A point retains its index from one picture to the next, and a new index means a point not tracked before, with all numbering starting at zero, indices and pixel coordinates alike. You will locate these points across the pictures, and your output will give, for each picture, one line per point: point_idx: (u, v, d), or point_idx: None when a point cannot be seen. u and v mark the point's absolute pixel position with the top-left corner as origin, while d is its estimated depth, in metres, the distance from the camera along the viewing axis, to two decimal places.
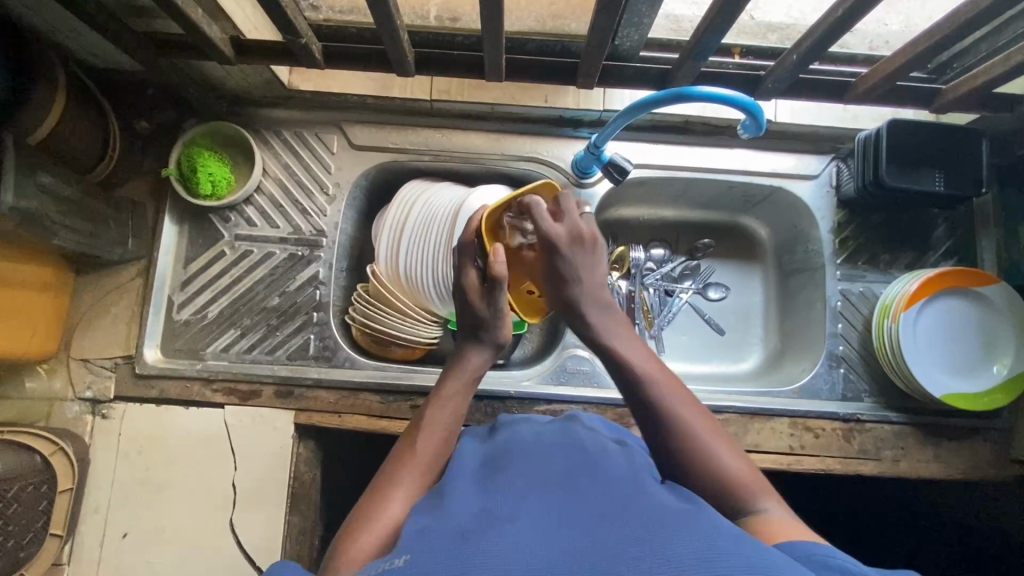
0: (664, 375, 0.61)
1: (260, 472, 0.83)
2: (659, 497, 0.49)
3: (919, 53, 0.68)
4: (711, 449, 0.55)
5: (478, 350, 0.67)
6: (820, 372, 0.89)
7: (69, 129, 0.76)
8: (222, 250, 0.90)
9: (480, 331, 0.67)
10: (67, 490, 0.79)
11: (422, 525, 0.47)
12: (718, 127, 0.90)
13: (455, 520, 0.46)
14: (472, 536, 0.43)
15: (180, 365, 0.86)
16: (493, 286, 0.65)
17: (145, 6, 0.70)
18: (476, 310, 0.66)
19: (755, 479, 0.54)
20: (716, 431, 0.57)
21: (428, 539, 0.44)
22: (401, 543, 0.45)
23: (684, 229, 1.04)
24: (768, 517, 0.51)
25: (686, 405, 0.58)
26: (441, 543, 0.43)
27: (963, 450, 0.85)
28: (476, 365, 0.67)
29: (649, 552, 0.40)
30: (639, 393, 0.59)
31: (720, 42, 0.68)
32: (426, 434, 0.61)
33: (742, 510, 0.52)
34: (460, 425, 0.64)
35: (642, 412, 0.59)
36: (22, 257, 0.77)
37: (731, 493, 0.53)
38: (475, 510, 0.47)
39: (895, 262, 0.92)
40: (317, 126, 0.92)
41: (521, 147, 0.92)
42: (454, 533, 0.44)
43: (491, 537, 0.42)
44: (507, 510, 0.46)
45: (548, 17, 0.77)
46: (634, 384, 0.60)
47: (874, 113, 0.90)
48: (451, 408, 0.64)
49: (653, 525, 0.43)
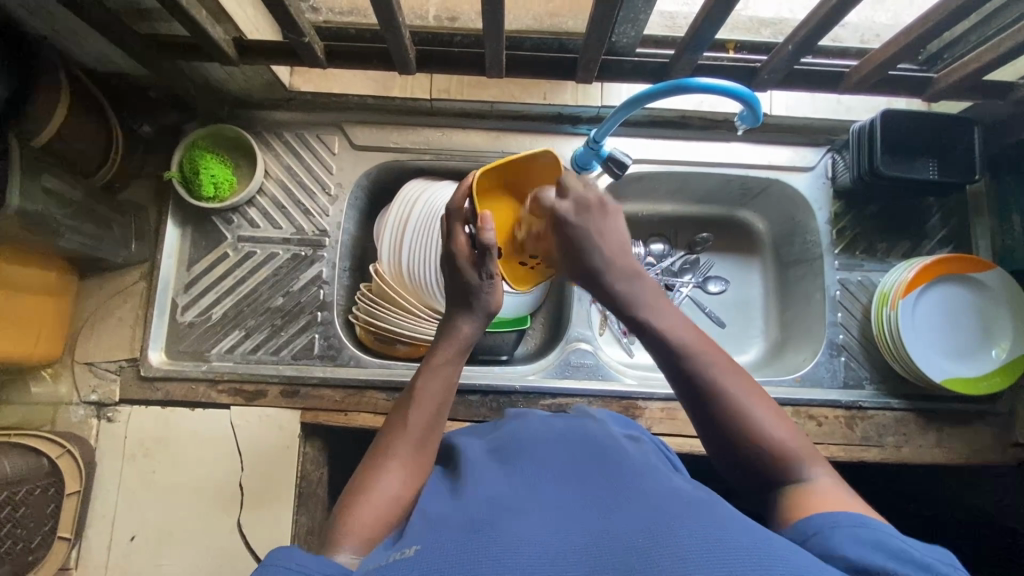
0: (704, 344, 0.60)
1: (267, 473, 0.83)
2: (666, 489, 0.49)
3: (910, 42, 0.69)
4: (756, 418, 0.54)
5: (468, 320, 0.66)
6: (821, 361, 0.89)
7: (72, 132, 0.76)
8: (226, 251, 0.91)
9: (473, 301, 0.66)
10: (75, 492, 0.80)
11: (429, 516, 0.48)
12: (715, 121, 0.91)
13: (463, 512, 0.47)
14: (480, 529, 0.43)
15: (184, 367, 0.86)
16: (484, 253, 0.65)
17: (148, 8, 0.71)
18: (467, 277, 0.66)
19: (803, 447, 0.53)
20: (759, 398, 0.56)
21: (434, 533, 0.44)
22: (409, 534, 0.46)
23: (683, 223, 1.05)
24: (819, 487, 0.50)
25: (727, 373, 0.57)
26: (449, 535, 0.43)
27: (964, 435, 0.86)
28: (464, 334, 0.66)
29: (651, 540, 0.40)
30: (682, 369, 0.58)
31: (714, 34, 0.69)
32: (418, 403, 0.60)
33: (793, 480, 0.51)
34: (452, 393, 0.63)
35: (682, 385, 0.58)
36: (27, 261, 0.77)
37: (774, 462, 0.52)
38: (483, 502, 0.48)
39: (892, 251, 0.93)
40: (318, 127, 0.92)
41: (521, 144, 0.93)
42: (463, 526, 0.44)
43: (498, 530, 0.43)
44: (514, 503, 0.47)
45: (545, 15, 0.79)
46: (674, 356, 0.59)
47: (866, 105, 0.92)
48: (442, 378, 0.63)
49: (660, 516, 0.43)
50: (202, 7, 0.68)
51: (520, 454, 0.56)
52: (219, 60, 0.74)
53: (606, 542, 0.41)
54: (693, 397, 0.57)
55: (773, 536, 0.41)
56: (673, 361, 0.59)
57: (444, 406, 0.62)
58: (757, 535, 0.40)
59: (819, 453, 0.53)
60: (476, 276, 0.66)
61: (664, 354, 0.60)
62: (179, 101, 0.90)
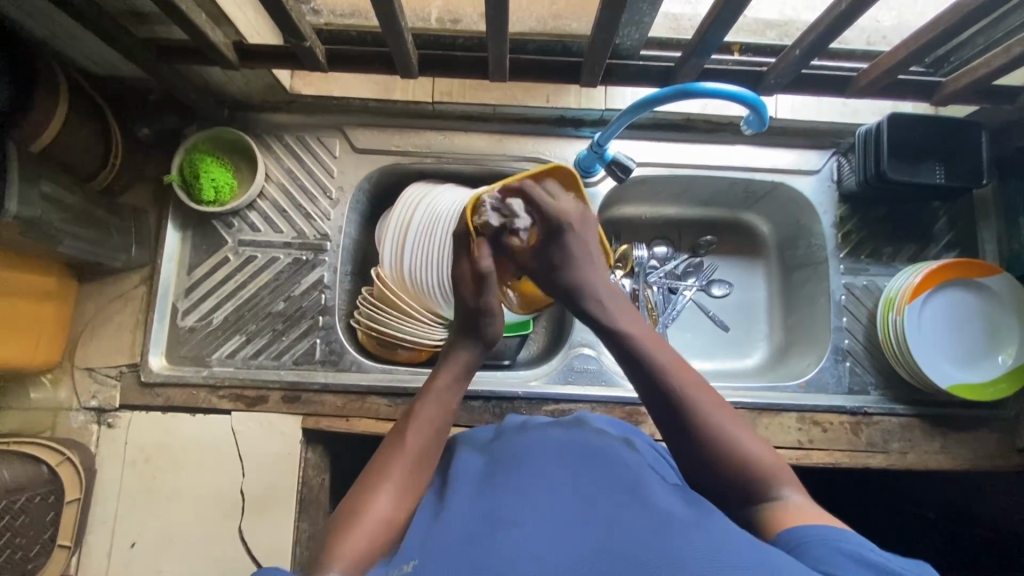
0: (678, 365, 0.60)
1: (268, 479, 0.82)
2: (668, 500, 0.48)
3: (919, 46, 0.68)
4: (732, 437, 0.54)
5: (469, 345, 0.68)
6: (826, 366, 0.89)
7: (69, 136, 0.75)
8: (226, 255, 0.90)
9: (480, 320, 0.68)
10: (75, 500, 0.79)
11: (428, 529, 0.47)
12: (721, 124, 0.90)
13: (462, 525, 0.46)
14: (479, 545, 0.42)
15: (184, 372, 0.86)
16: (482, 279, 0.67)
17: (146, 12, 0.70)
18: (466, 300, 0.68)
19: (776, 465, 0.53)
20: (734, 418, 0.56)
21: (433, 547, 0.44)
22: (408, 549, 0.45)
23: (686, 225, 1.04)
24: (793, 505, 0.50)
25: (704, 395, 0.57)
26: (448, 551, 0.43)
27: (970, 441, 0.86)
28: (465, 359, 0.67)
29: (653, 558, 0.39)
30: (659, 389, 0.58)
31: (722, 38, 0.69)
32: (416, 424, 0.60)
33: (766, 498, 0.51)
34: (451, 417, 0.63)
35: (658, 403, 0.58)
36: (25, 267, 0.76)
37: (749, 482, 0.52)
38: (482, 515, 0.47)
39: (898, 255, 0.92)
40: (319, 130, 0.91)
41: (524, 147, 0.92)
42: (461, 540, 0.44)
43: (497, 546, 0.42)
44: (514, 514, 0.46)
45: (549, 17, 0.77)
46: (652, 376, 0.59)
47: (873, 107, 0.91)
48: (441, 400, 0.63)
49: (663, 530, 0.42)
50: (202, 10, 0.67)
51: (517, 463, 0.55)
52: (219, 64, 0.73)
53: (607, 559, 0.40)
54: (666, 417, 0.58)
55: (774, 554, 0.40)
56: (651, 383, 0.59)
57: (444, 429, 0.62)
58: (758, 554, 0.40)
59: (792, 472, 0.53)
60: (474, 300, 0.68)
61: (640, 374, 0.60)
62: (179, 103, 0.90)
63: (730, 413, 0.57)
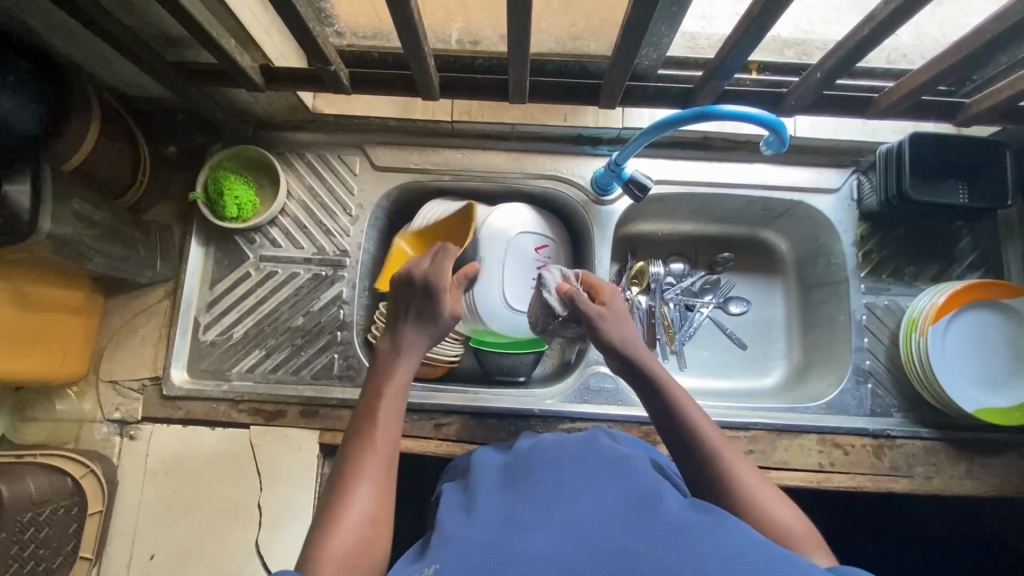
0: (712, 428, 0.62)
1: (286, 493, 0.83)
2: (685, 505, 0.48)
3: (943, 69, 0.68)
4: (760, 501, 0.55)
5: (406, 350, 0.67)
6: (847, 388, 0.87)
7: (99, 157, 0.77)
8: (248, 271, 0.91)
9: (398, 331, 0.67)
10: (98, 512, 0.81)
11: (448, 532, 0.47)
12: (737, 143, 0.90)
13: (482, 528, 0.46)
14: (499, 547, 0.43)
15: (206, 386, 0.87)
16: None
17: (177, 36, 0.71)
18: None
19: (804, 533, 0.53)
20: (765, 486, 0.57)
21: (453, 549, 0.44)
22: (430, 550, 0.46)
23: (703, 243, 1.03)
24: None
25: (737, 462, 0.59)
26: (466, 553, 0.43)
27: (998, 465, 0.84)
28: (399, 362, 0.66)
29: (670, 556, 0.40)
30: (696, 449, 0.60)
31: (742, 63, 0.69)
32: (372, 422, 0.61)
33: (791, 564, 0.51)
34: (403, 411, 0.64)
35: (693, 464, 0.60)
36: (54, 281, 0.79)
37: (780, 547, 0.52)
38: (503, 519, 0.47)
39: (920, 275, 0.91)
40: (340, 148, 0.93)
41: (541, 165, 0.93)
42: (480, 542, 0.44)
43: (515, 546, 0.42)
44: (532, 518, 0.46)
45: (567, 38, 0.75)
46: (688, 437, 0.61)
47: (894, 127, 0.90)
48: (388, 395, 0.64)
49: (684, 530, 0.43)
50: (231, 36, 0.69)
51: (531, 474, 0.55)
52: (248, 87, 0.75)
53: (622, 557, 0.40)
54: (694, 464, 0.60)
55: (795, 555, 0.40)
56: (683, 439, 0.61)
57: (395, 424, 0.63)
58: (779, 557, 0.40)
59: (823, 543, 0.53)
60: None
61: (675, 431, 0.63)
62: (204, 123, 0.92)
63: (763, 480, 0.58)
